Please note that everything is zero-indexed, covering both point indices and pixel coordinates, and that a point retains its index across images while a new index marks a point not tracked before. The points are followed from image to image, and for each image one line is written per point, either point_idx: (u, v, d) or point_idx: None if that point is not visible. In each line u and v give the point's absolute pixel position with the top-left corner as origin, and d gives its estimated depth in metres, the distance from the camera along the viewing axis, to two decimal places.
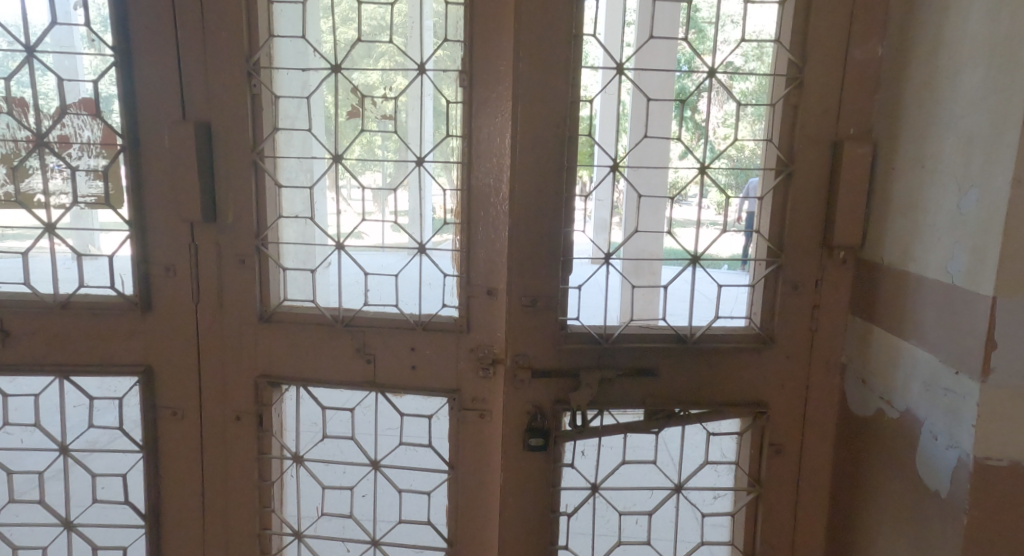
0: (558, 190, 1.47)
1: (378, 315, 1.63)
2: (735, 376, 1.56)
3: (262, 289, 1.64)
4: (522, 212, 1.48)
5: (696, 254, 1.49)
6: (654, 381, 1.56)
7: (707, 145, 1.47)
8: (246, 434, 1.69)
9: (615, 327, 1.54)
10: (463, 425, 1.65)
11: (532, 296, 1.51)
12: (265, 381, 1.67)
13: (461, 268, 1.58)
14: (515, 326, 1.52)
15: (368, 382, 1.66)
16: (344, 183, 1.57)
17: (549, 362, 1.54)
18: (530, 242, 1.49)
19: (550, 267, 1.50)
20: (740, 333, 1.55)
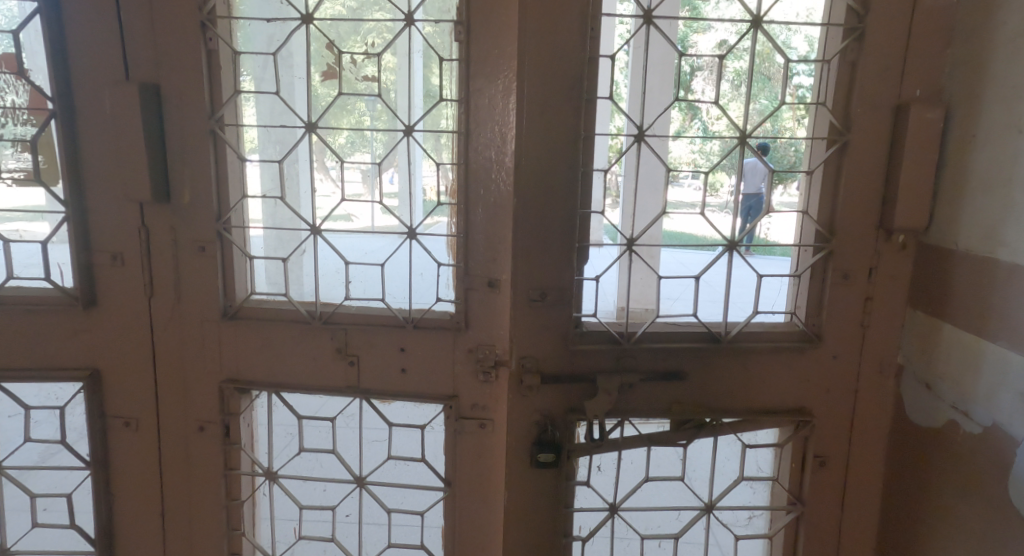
0: (572, 165, 1.25)
1: (360, 311, 1.41)
2: (774, 379, 1.36)
3: (226, 281, 1.41)
4: (532, 190, 1.25)
5: (733, 240, 1.27)
6: (681, 386, 1.35)
7: (700, 126, 1.25)
8: (210, 448, 1.47)
9: (638, 329, 1.32)
10: (461, 436, 1.44)
11: (541, 289, 1.29)
12: (233, 387, 1.45)
13: (457, 256, 1.36)
14: (522, 324, 1.31)
15: (352, 388, 1.44)
16: (331, 164, 1.34)
17: (560, 366, 1.32)
18: (542, 227, 1.27)
19: (564, 255, 1.27)
20: (781, 331, 1.34)
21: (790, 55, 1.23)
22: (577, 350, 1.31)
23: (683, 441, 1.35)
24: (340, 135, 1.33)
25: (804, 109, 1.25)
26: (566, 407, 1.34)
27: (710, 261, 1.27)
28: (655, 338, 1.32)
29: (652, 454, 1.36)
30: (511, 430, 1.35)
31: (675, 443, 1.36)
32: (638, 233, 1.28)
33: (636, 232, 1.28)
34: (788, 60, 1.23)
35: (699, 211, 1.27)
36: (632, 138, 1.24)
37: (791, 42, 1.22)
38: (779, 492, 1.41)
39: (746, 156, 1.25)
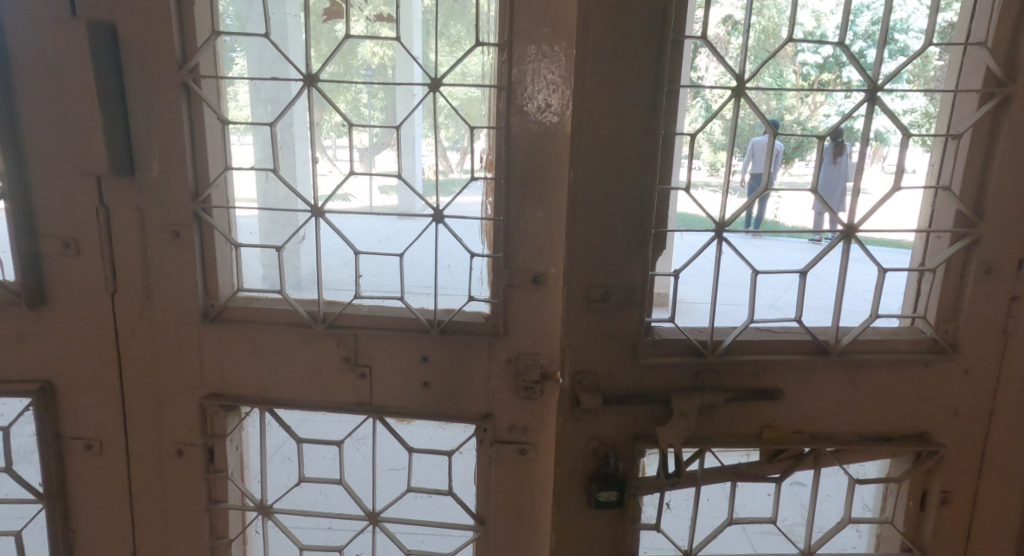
0: (647, 128, 0.97)
1: (373, 311, 1.14)
2: (889, 398, 1.09)
3: (206, 275, 1.14)
4: (598, 160, 0.97)
5: (852, 226, 1.00)
6: (773, 408, 1.09)
7: (702, 104, 0.99)
8: (191, 477, 1.21)
9: (728, 339, 1.05)
10: (498, 464, 1.17)
11: (604, 287, 1.02)
12: (217, 404, 1.18)
13: (495, 244, 1.10)
14: (579, 330, 1.03)
15: (363, 405, 1.17)
16: (329, 142, 1.06)
17: (624, 384, 1.06)
18: (609, 206, 0.99)
19: (636, 243, 1.00)
20: (904, 342, 1.07)
21: (795, 30, 0.96)
22: (646, 366, 1.05)
23: (774, 474, 1.11)
24: (346, 94, 1.04)
25: (809, 88, 0.97)
26: (633, 433, 1.08)
27: (824, 252, 1.01)
28: (743, 350, 1.06)
29: (737, 487, 1.12)
30: (563, 461, 1.08)
31: (766, 475, 1.12)
32: (729, 215, 1.01)
33: (728, 212, 1.01)
34: (792, 36, 0.97)
35: (703, 191, 1.00)
36: (729, 91, 0.98)
37: (799, 15, 0.96)
38: (891, 530, 1.16)
39: (752, 136, 0.99)
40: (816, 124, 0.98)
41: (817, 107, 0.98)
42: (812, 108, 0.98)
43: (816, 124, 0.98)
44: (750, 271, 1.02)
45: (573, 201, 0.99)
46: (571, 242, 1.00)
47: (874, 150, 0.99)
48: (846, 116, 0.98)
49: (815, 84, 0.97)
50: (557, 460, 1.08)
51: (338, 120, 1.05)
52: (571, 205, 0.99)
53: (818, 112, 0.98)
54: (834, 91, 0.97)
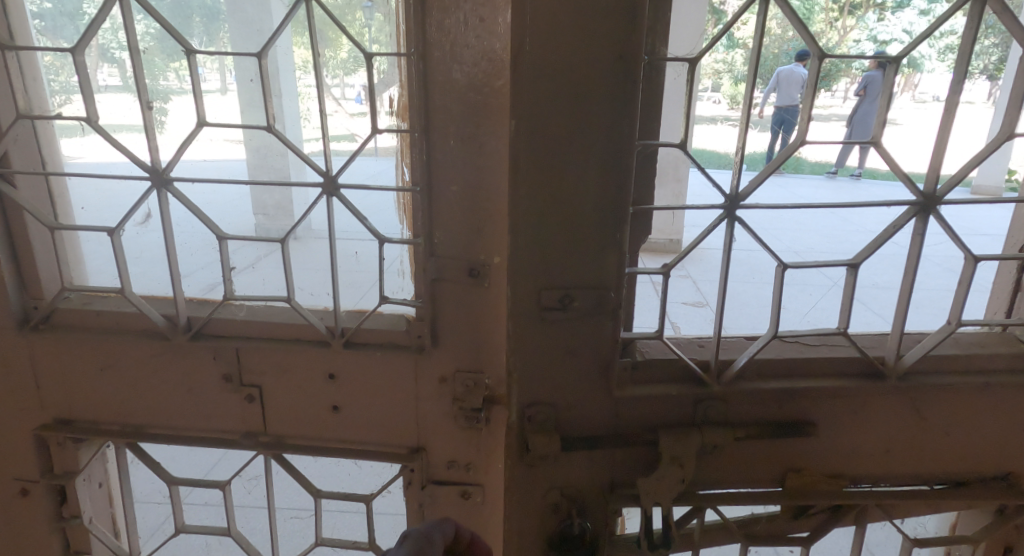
0: (622, 49, 0.62)
1: (256, 314, 0.84)
2: (967, 432, 0.79)
3: (18, 267, 0.82)
4: (553, 97, 0.64)
5: (935, 194, 0.69)
6: (801, 450, 0.79)
7: (726, 32, 0.66)
8: (37, 525, 0.93)
9: (744, 360, 0.74)
10: (434, 509, 0.90)
11: (563, 289, 0.70)
12: (61, 435, 0.89)
13: (415, 224, 0.79)
14: (532, 351, 0.72)
15: (252, 437, 0.89)
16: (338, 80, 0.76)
17: (594, 421, 0.76)
18: (572, 167, 0.66)
19: (610, 225, 0.68)
20: (996, 359, 0.76)
21: None
22: (626, 397, 0.75)
23: (803, 531, 0.83)
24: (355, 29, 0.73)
25: (840, 10, 0.66)
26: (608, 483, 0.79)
27: (884, 235, 0.72)
28: (766, 372, 0.75)
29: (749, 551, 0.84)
30: (511, 523, 0.78)
31: (790, 536, 0.83)
32: (746, 186, 0.69)
33: (743, 185, 0.69)
34: None
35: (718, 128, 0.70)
36: None
37: None
38: None
39: (776, 66, 0.67)
40: (844, 53, 0.66)
41: (846, 31, 0.66)
42: (841, 32, 0.66)
43: (847, 54, 0.66)
44: (777, 266, 0.74)
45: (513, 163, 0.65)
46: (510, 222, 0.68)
47: (905, 78, 0.66)
48: (878, 42, 0.66)
49: (847, 4, 0.66)
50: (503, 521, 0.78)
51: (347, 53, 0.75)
52: (517, 170, 0.65)
53: (848, 38, 0.66)
54: (867, 14, 0.66)
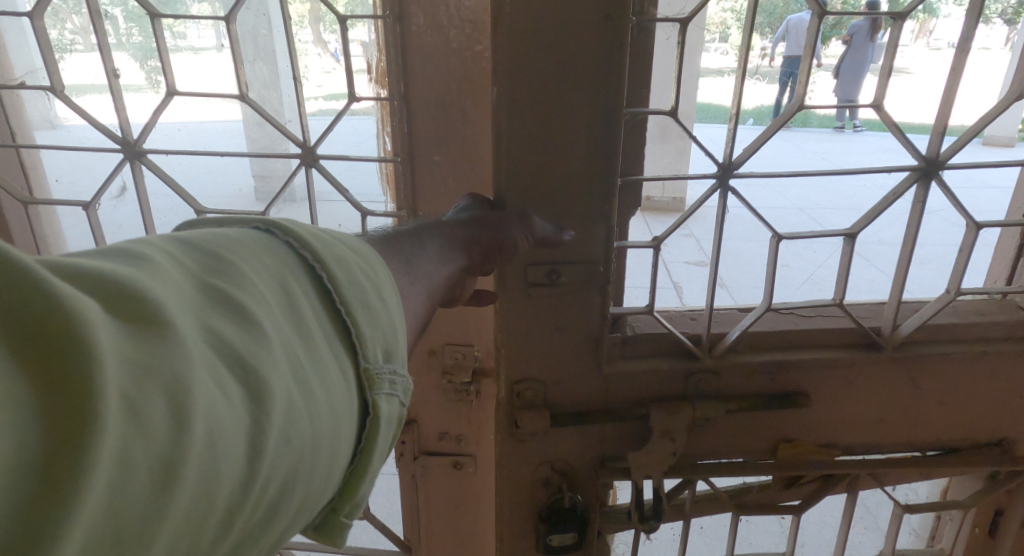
0: (608, 9, 0.58)
1: None
2: (963, 400, 0.78)
3: None
4: (535, 64, 0.60)
5: (937, 159, 0.67)
6: (794, 421, 0.78)
7: None
8: None
9: (736, 334, 0.73)
10: (426, 478, 0.91)
11: (551, 264, 0.67)
12: None
13: (397, 194, 0.76)
14: (520, 329, 0.70)
15: None
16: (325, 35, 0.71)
17: (584, 397, 0.75)
18: (559, 138, 0.63)
19: (599, 193, 0.65)
20: (996, 328, 0.74)
21: None
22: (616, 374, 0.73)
23: (794, 500, 0.83)
24: None
25: None
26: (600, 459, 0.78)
27: (880, 203, 0.70)
28: (759, 344, 0.74)
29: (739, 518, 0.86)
30: (503, 497, 0.79)
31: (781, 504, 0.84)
32: (739, 153, 0.67)
33: (737, 153, 0.67)
34: None
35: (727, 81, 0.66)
36: None
37: None
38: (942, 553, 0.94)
39: (787, 13, 0.63)
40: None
41: None
42: None
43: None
44: (771, 237, 0.72)
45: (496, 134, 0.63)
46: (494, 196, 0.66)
47: (918, 25, 0.63)
48: None
49: None
50: (495, 494, 0.79)
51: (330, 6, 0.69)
52: (500, 143, 0.63)
53: None
54: None
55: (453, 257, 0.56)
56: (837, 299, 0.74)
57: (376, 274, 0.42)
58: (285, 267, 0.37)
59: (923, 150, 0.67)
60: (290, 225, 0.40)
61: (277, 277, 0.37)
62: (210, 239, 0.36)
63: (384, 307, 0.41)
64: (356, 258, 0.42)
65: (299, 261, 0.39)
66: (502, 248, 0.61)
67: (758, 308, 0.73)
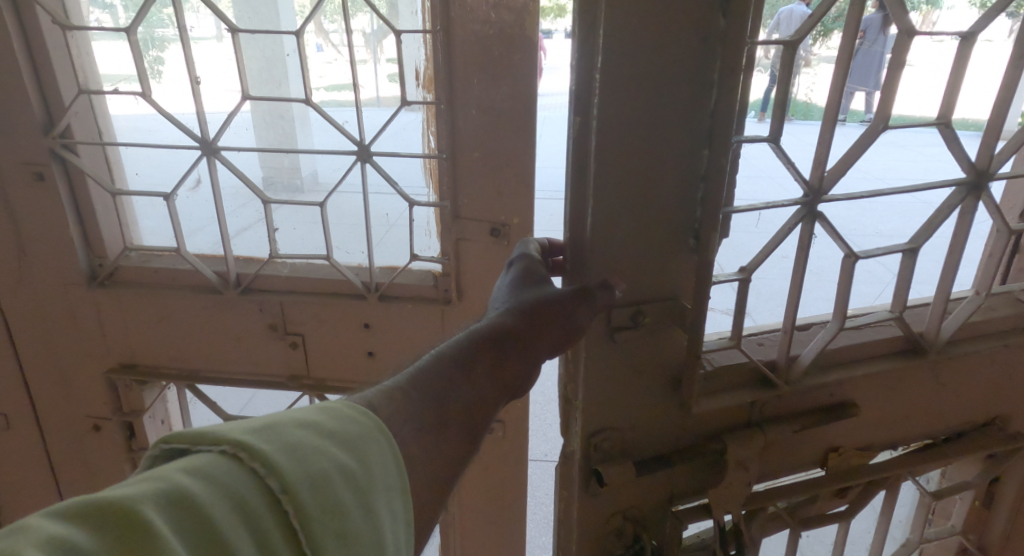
0: (705, 30, 0.55)
1: (298, 271, 0.93)
2: (977, 386, 0.86)
3: (86, 230, 0.90)
4: (636, 103, 0.56)
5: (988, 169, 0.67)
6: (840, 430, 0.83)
7: None
8: (114, 448, 1.04)
9: (808, 356, 0.73)
10: None
11: (634, 306, 0.64)
12: (129, 377, 0.99)
13: (441, 189, 0.88)
14: (598, 374, 0.67)
15: (297, 380, 0.99)
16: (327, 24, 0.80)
17: (658, 435, 0.73)
18: (657, 177, 0.60)
19: (684, 226, 0.62)
20: (1005, 321, 0.82)
21: None
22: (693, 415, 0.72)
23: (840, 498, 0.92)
24: None
25: None
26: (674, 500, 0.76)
27: (936, 218, 0.69)
28: (825, 364, 0.76)
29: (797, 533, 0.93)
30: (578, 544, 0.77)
31: (829, 510, 0.94)
32: (828, 176, 0.64)
33: (826, 176, 0.64)
34: None
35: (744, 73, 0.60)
36: None
37: None
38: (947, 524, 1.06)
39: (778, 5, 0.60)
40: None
41: None
42: None
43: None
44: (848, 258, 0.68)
45: (577, 173, 0.59)
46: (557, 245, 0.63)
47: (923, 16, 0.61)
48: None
49: None
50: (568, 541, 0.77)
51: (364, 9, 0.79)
52: (591, 186, 0.59)
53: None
54: None
55: (512, 363, 0.57)
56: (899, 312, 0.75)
57: (361, 481, 0.40)
58: (238, 521, 0.35)
59: (973, 159, 0.67)
60: (254, 446, 0.37)
61: (220, 541, 0.34)
62: (151, 502, 0.34)
63: (365, 524, 0.39)
64: (341, 461, 0.39)
65: (264, 495, 0.36)
66: (573, 335, 0.59)
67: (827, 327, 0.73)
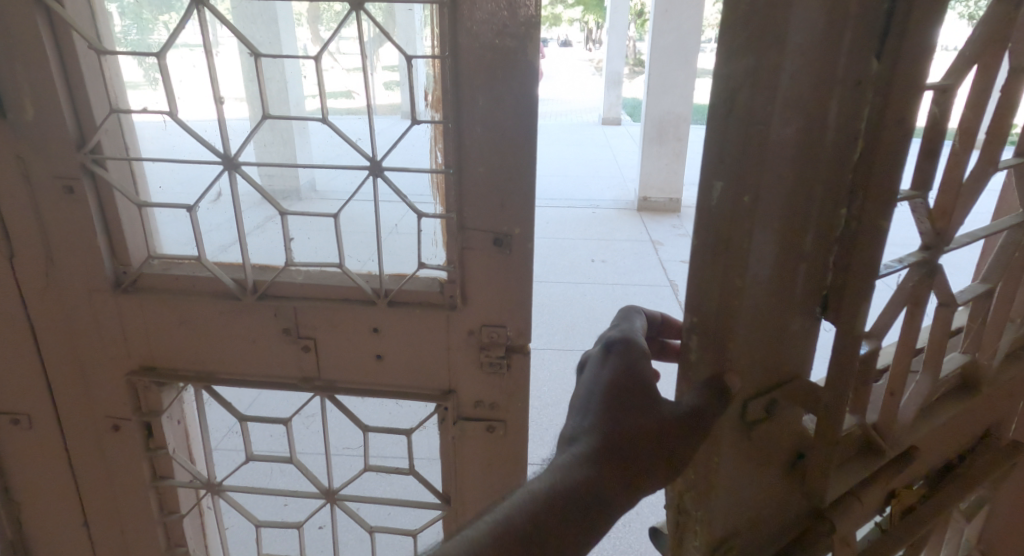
0: (860, 74, 0.56)
1: (311, 278, 0.98)
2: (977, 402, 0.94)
3: (111, 238, 0.95)
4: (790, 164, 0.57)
5: None
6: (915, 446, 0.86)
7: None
8: (130, 451, 1.06)
9: (909, 410, 0.84)
10: (465, 441, 1.07)
11: (765, 399, 0.66)
12: (148, 379, 1.02)
13: (447, 201, 0.94)
14: (724, 476, 0.67)
15: (309, 382, 1.04)
16: (333, 43, 0.87)
17: (767, 520, 0.74)
18: (793, 225, 0.60)
19: (820, 274, 0.64)
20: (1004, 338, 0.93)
21: None
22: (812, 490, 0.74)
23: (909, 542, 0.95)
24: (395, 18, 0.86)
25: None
26: None
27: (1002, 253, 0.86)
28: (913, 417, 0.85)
29: None
30: None
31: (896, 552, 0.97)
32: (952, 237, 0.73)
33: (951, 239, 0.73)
34: None
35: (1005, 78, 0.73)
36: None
37: None
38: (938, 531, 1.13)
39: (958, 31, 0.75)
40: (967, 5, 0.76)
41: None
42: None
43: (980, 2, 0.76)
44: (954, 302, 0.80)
45: (720, 242, 0.60)
46: (689, 341, 0.65)
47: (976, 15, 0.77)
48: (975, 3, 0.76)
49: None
50: None
51: (376, 36, 0.86)
52: (741, 256, 0.59)
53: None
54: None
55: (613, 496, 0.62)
56: (973, 352, 0.91)
57: None
58: None
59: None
60: None
61: None
62: None
63: None
64: None
65: None
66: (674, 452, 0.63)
67: (920, 378, 0.85)
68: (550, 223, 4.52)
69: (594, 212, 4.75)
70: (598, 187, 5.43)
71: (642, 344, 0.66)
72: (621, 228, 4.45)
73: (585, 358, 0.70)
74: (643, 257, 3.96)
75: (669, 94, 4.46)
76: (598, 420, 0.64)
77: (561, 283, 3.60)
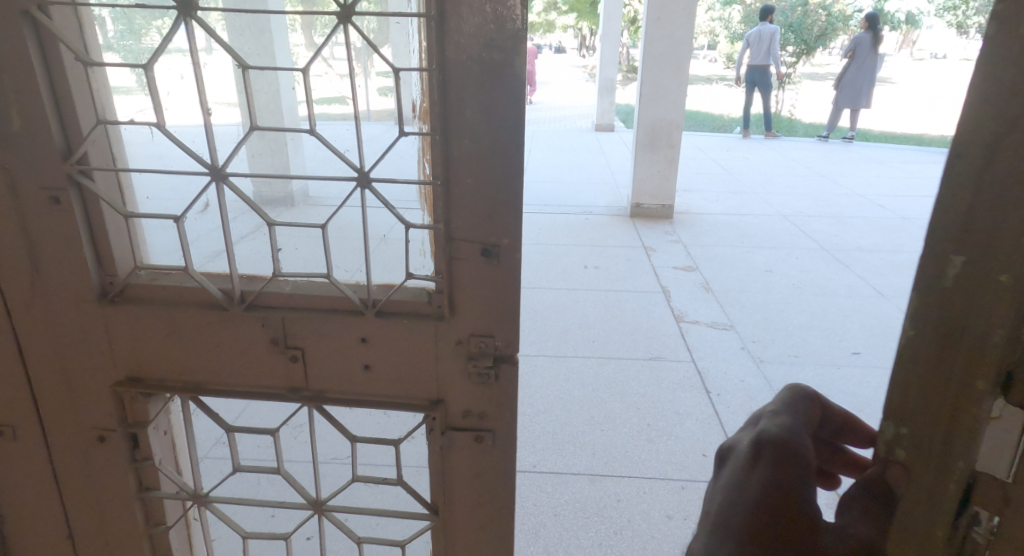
0: None
1: (300, 288, 0.98)
2: None
3: (96, 247, 0.94)
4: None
5: None
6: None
7: None
8: (115, 463, 1.06)
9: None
10: (453, 450, 1.07)
11: (893, 457, 0.68)
12: (134, 390, 1.02)
13: (434, 212, 0.94)
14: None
15: (296, 392, 1.04)
16: (325, 52, 0.87)
17: None
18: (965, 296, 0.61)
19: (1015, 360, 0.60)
20: None
21: None
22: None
23: None
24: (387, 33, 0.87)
25: None
26: None
27: None
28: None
29: None
30: None
31: None
32: None
33: None
34: None
35: None
36: None
37: None
38: None
39: None
40: None
41: None
42: None
43: None
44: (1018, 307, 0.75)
45: (948, 325, 0.63)
46: (896, 450, 0.68)
47: None
48: None
49: None
50: None
51: (366, 49, 0.87)
52: (961, 327, 0.62)
53: None
54: None
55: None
56: None
57: None
58: None
59: None
60: None
61: None
62: None
63: None
64: None
65: None
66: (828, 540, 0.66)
67: None
68: (542, 230, 4.54)
69: (586, 219, 4.77)
70: (590, 193, 5.45)
71: (806, 455, 0.70)
72: (613, 235, 4.47)
73: (733, 443, 0.75)
74: (635, 264, 3.97)
75: (660, 102, 4.48)
76: (737, 538, 0.67)
77: (552, 290, 3.61)
